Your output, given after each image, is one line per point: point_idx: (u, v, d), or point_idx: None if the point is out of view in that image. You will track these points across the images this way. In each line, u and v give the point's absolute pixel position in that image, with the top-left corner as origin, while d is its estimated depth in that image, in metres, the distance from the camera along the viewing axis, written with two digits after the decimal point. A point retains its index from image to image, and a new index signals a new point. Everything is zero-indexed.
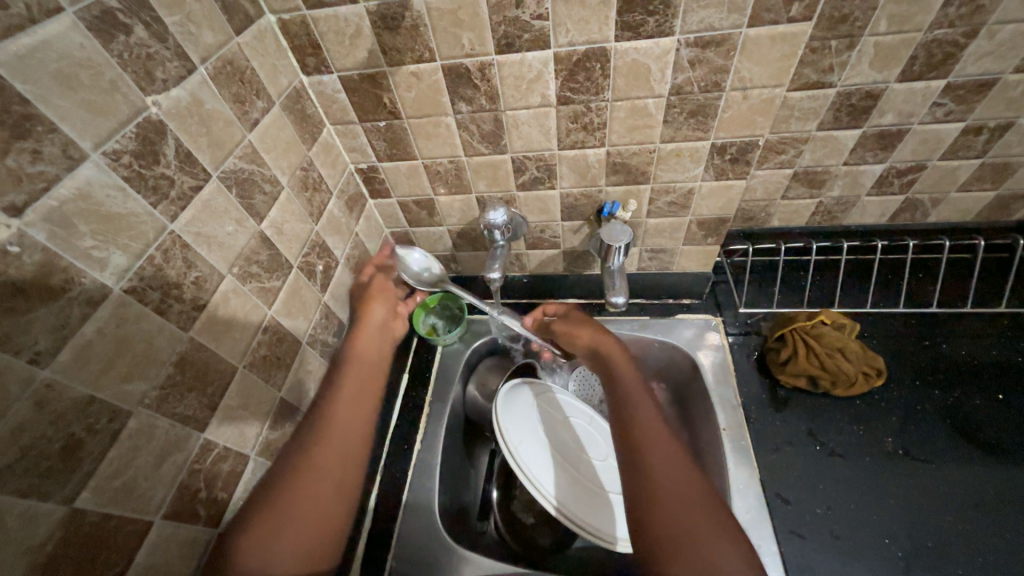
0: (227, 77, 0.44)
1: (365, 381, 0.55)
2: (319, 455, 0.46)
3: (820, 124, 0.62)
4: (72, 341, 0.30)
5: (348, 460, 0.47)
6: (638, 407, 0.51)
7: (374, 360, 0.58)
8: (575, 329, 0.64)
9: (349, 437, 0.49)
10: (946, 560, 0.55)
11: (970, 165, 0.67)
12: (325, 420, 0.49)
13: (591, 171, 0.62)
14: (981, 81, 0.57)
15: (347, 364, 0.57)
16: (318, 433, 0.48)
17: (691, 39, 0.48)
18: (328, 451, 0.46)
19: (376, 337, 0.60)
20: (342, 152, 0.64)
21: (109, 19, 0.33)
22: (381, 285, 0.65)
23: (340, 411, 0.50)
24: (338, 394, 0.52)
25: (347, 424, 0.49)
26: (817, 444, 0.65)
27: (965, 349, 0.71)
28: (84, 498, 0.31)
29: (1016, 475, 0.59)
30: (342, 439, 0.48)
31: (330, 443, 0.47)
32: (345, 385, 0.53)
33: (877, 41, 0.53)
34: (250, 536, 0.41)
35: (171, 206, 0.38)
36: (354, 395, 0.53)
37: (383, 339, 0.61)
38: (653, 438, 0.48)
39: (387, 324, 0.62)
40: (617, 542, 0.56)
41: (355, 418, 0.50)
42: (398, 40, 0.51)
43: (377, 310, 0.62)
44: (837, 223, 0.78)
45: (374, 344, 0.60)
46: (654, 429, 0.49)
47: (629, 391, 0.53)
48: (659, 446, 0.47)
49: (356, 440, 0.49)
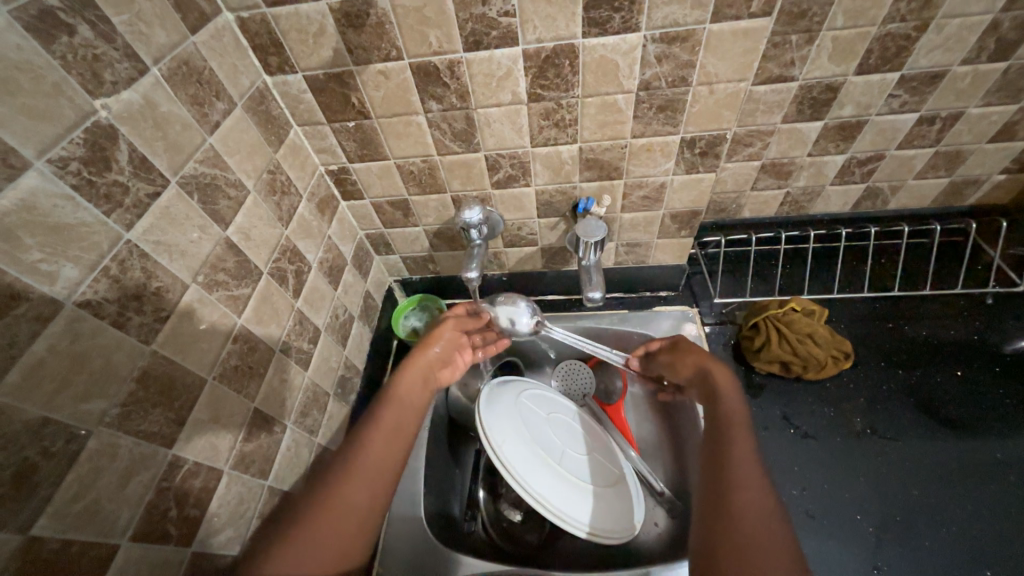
0: (183, 78, 0.42)
1: (401, 420, 0.54)
2: (350, 489, 0.45)
3: (784, 117, 0.64)
4: (22, 360, 0.29)
5: (378, 498, 0.46)
6: (735, 443, 0.47)
7: (413, 401, 0.57)
8: (683, 356, 0.62)
9: (379, 474, 0.47)
10: (912, 531, 0.58)
11: (925, 153, 0.70)
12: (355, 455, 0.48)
13: (565, 168, 0.63)
14: (932, 73, 0.59)
15: (386, 402, 0.56)
16: (345, 469, 0.46)
17: (658, 35, 0.48)
18: (357, 491, 0.45)
19: (421, 380, 0.61)
20: (312, 154, 0.62)
21: (48, 18, 0.31)
22: (450, 330, 0.68)
23: (373, 448, 0.49)
24: (372, 429, 0.52)
25: (380, 460, 0.49)
26: (791, 428, 0.67)
27: (926, 329, 0.74)
28: (41, 525, 0.29)
29: (974, 445, 0.63)
30: (370, 476, 0.47)
31: (355, 479, 0.46)
32: (380, 422, 0.53)
33: (834, 35, 0.55)
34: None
35: (126, 214, 0.36)
36: (387, 433, 0.52)
37: (423, 387, 0.60)
38: (742, 473, 0.44)
39: (435, 367, 0.63)
40: (606, 536, 0.56)
41: (388, 457, 0.49)
42: (363, 39, 0.50)
43: (431, 351, 0.64)
44: (803, 213, 0.80)
45: (414, 387, 0.59)
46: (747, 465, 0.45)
47: (731, 426, 0.49)
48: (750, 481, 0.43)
49: (387, 480, 0.48)
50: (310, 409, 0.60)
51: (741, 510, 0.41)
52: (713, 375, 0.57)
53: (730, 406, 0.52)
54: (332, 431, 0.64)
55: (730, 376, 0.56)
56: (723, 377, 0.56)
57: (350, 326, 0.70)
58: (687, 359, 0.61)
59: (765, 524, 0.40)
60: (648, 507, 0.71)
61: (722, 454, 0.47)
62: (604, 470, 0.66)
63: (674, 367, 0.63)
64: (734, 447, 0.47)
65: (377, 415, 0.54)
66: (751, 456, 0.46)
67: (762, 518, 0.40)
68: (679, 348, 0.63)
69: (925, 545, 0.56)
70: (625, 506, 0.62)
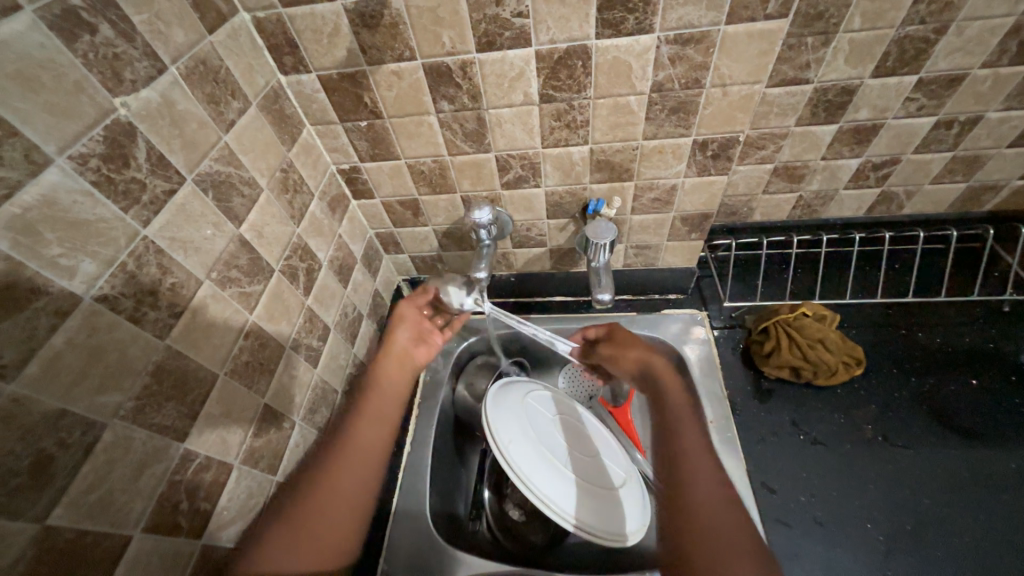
0: (200, 76, 0.42)
1: (386, 406, 0.60)
2: (338, 477, 0.52)
3: (798, 120, 0.63)
4: (40, 353, 0.29)
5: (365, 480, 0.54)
6: (687, 440, 0.53)
7: (396, 387, 0.62)
8: (625, 350, 0.65)
9: (366, 458, 0.55)
10: (923, 542, 0.57)
11: (943, 158, 0.69)
12: (343, 442, 0.55)
13: (575, 169, 0.62)
14: (951, 77, 0.58)
15: (370, 389, 0.61)
16: (337, 453, 0.53)
17: (671, 37, 0.48)
18: (348, 475, 0.52)
19: (399, 365, 0.64)
20: (324, 153, 0.63)
21: (71, 18, 0.32)
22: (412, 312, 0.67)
23: (358, 434, 0.56)
24: (357, 416, 0.58)
25: (364, 446, 0.55)
26: (800, 434, 0.67)
27: (940, 337, 0.73)
28: (57, 515, 0.30)
29: (989, 455, 0.62)
30: (358, 460, 0.54)
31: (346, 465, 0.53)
32: (366, 409, 0.59)
33: (851, 37, 0.54)
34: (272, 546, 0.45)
35: (143, 211, 0.37)
36: (373, 418, 0.58)
37: (403, 370, 0.64)
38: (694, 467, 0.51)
39: (409, 349, 0.65)
40: (615, 539, 0.56)
41: (373, 442, 0.56)
42: (376, 38, 0.50)
43: (400, 335, 0.65)
44: (816, 217, 0.79)
45: (394, 372, 0.63)
46: (695, 456, 0.52)
47: (678, 420, 0.56)
48: (705, 479, 0.49)
49: (371, 463, 0.55)
50: (319, 406, 0.60)
51: (699, 506, 0.47)
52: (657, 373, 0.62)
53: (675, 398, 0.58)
54: None
55: (671, 373, 0.61)
56: (665, 372, 0.61)
57: (359, 325, 0.71)
58: (629, 355, 0.65)
59: (720, 515, 0.47)
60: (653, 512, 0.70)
61: (673, 451, 0.53)
62: (608, 471, 0.65)
63: (617, 360, 0.65)
64: (686, 444, 0.53)
65: (362, 403, 0.59)
66: (699, 447, 0.53)
67: (716, 510, 0.47)
68: (620, 340, 0.66)
69: (937, 557, 0.55)
70: (629, 507, 0.62)
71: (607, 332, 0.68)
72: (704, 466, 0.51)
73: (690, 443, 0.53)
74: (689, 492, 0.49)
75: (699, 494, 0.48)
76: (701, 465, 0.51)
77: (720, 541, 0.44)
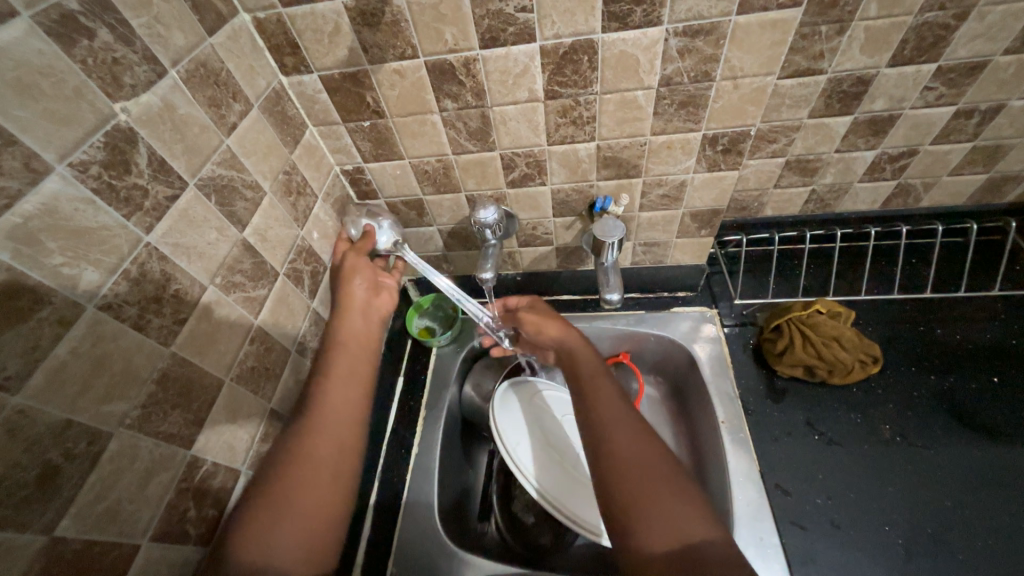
0: (201, 79, 0.42)
1: (351, 366, 0.52)
2: (311, 448, 0.44)
3: (812, 112, 0.61)
4: (45, 363, 0.29)
5: (346, 445, 0.46)
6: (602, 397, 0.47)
7: (359, 344, 0.54)
8: (542, 321, 0.59)
9: (342, 423, 0.47)
10: (945, 546, 0.55)
11: (961, 148, 0.66)
12: (315, 410, 0.47)
13: (582, 166, 0.61)
14: (972, 64, 0.56)
15: (330, 352, 0.53)
16: (311, 423, 0.46)
17: (680, 29, 0.47)
18: (325, 441, 0.45)
19: (362, 319, 0.56)
20: (327, 154, 0.62)
21: (69, 23, 0.31)
22: (355, 260, 0.60)
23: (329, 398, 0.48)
24: (324, 381, 0.50)
25: (336, 411, 0.47)
26: (815, 434, 0.65)
27: (960, 333, 0.71)
28: (64, 526, 0.30)
29: (1013, 455, 0.60)
30: (334, 425, 0.46)
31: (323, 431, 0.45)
32: (330, 370, 0.51)
33: (868, 25, 0.52)
34: (252, 533, 0.39)
35: (146, 217, 0.36)
36: (344, 379, 0.50)
37: (368, 323, 0.56)
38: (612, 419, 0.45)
39: (371, 300, 0.58)
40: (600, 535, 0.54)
41: (346, 403, 0.49)
42: (378, 37, 0.49)
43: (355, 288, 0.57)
44: (829, 211, 0.77)
45: (357, 327, 0.55)
46: (612, 409, 0.46)
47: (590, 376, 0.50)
48: (618, 428, 0.44)
49: (349, 424, 0.47)
50: None
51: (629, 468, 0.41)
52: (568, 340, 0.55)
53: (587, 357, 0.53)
54: None
55: (581, 337, 0.55)
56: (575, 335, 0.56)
57: None
58: (545, 325, 0.59)
59: (639, 464, 0.41)
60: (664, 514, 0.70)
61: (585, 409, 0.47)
62: None
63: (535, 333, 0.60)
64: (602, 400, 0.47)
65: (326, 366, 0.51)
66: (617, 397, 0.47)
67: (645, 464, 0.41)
68: (535, 313, 0.60)
69: (959, 561, 0.54)
70: None
71: (528, 303, 0.64)
72: (621, 415, 0.45)
73: (605, 399, 0.47)
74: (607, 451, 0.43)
75: (621, 453, 0.42)
76: (614, 415, 0.45)
77: (646, 487, 0.39)
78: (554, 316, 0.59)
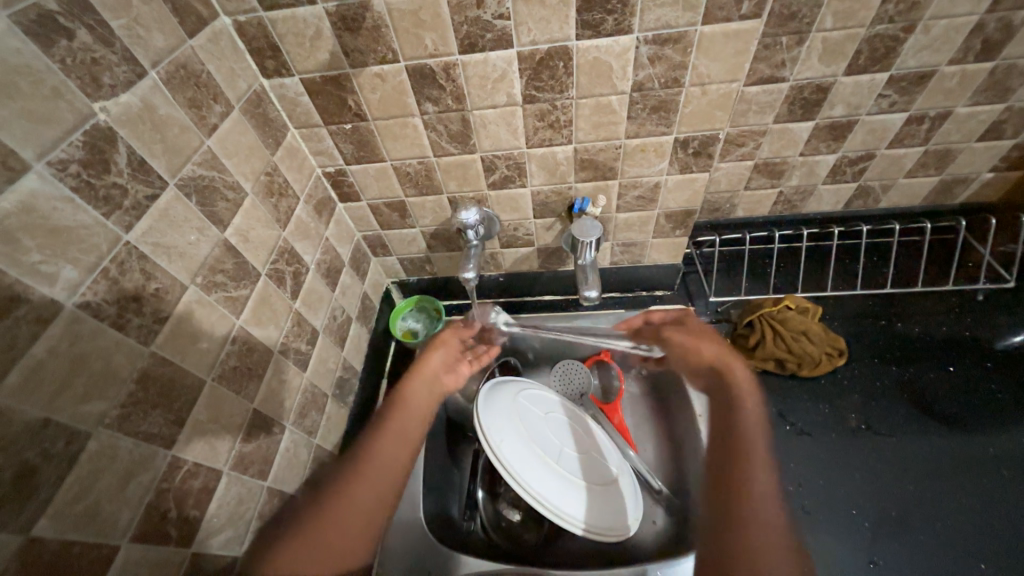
0: (181, 81, 0.42)
1: (409, 423, 0.60)
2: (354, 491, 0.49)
3: (776, 117, 0.64)
4: (22, 361, 0.29)
5: (379, 499, 0.51)
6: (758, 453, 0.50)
7: (421, 409, 0.62)
8: (699, 342, 0.63)
9: (383, 475, 0.53)
10: (908, 526, 0.58)
11: (915, 152, 0.71)
12: (362, 457, 0.53)
13: (560, 169, 0.63)
14: (921, 73, 0.60)
15: (393, 409, 0.61)
16: (357, 466, 0.52)
17: (650, 37, 0.49)
18: (363, 487, 0.50)
19: (427, 388, 0.65)
20: (309, 156, 0.63)
21: (48, 23, 0.31)
22: (446, 338, 0.71)
23: (380, 451, 0.55)
24: (380, 434, 0.57)
25: (384, 464, 0.53)
26: (787, 425, 0.68)
27: (919, 326, 0.75)
28: (42, 525, 0.29)
29: (966, 439, 0.64)
30: (377, 476, 0.52)
31: (368, 477, 0.51)
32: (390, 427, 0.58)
33: (824, 36, 0.55)
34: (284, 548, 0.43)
35: (125, 216, 0.36)
36: (396, 437, 0.57)
37: (431, 393, 0.65)
38: (761, 493, 0.46)
39: (440, 374, 0.67)
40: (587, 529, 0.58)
41: (392, 460, 0.55)
42: (359, 42, 0.50)
43: (435, 359, 0.68)
44: (797, 212, 0.81)
45: (422, 395, 0.64)
46: (761, 481, 0.47)
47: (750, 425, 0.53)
48: (765, 503, 0.45)
49: (388, 481, 0.53)
50: (309, 410, 0.60)
51: (763, 544, 0.42)
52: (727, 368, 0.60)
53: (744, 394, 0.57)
54: (330, 431, 0.64)
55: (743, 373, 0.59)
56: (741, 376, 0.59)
57: (349, 328, 0.71)
58: (703, 348, 0.63)
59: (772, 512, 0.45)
60: (647, 505, 0.72)
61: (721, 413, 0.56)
62: (601, 468, 0.67)
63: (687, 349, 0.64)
64: (758, 460, 0.49)
65: (385, 423, 0.59)
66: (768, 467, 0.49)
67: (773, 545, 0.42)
68: (694, 332, 0.65)
69: (921, 540, 0.57)
70: (604, 505, 0.62)
71: (678, 319, 0.69)
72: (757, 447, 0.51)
73: (756, 462, 0.49)
74: (742, 484, 0.47)
75: (753, 518, 0.44)
76: (762, 468, 0.48)
77: None
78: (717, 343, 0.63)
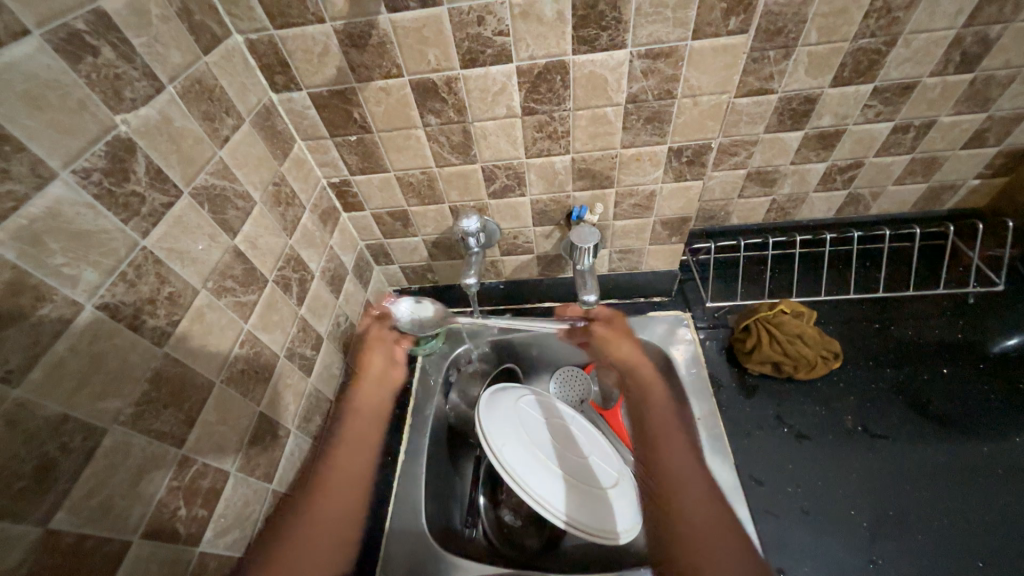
0: (196, 95, 0.44)
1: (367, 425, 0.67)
2: (332, 493, 0.57)
3: (767, 127, 0.67)
4: (44, 358, 0.30)
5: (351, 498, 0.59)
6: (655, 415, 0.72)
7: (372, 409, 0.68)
8: (620, 344, 0.79)
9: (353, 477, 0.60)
10: (906, 526, 0.59)
11: (902, 160, 0.73)
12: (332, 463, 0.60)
13: (558, 177, 0.65)
14: (904, 85, 0.63)
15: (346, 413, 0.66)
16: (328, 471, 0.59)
17: (643, 51, 0.51)
18: (341, 489, 0.58)
19: (374, 389, 0.71)
20: (315, 167, 0.65)
21: (76, 41, 0.33)
22: (378, 334, 0.75)
23: (346, 456, 0.62)
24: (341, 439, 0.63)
25: (354, 465, 0.61)
26: (784, 427, 0.69)
27: (912, 329, 0.76)
28: (60, 518, 0.30)
29: (962, 440, 0.65)
30: (347, 479, 0.59)
31: (339, 479, 0.59)
32: (346, 433, 0.64)
33: (809, 50, 0.58)
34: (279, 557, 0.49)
35: (142, 222, 0.38)
36: (357, 438, 0.64)
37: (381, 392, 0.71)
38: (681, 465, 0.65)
39: (386, 371, 0.73)
40: (589, 532, 0.57)
41: (358, 461, 0.62)
42: (365, 57, 0.53)
43: (376, 360, 0.73)
44: (790, 219, 0.83)
45: (372, 395, 0.70)
46: (679, 457, 0.66)
47: (649, 392, 0.75)
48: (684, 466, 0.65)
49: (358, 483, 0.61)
50: (313, 415, 0.61)
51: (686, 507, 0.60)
52: (636, 368, 0.78)
53: (645, 374, 0.77)
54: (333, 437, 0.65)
55: (652, 373, 0.77)
56: (645, 371, 0.78)
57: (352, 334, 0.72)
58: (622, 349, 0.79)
59: (697, 492, 0.62)
60: None
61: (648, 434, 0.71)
62: (606, 472, 0.66)
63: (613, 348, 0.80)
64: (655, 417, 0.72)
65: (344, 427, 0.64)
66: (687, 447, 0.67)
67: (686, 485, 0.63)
68: (619, 333, 0.80)
69: (918, 539, 0.58)
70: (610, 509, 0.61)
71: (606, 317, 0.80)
72: (685, 470, 0.64)
73: (670, 440, 0.68)
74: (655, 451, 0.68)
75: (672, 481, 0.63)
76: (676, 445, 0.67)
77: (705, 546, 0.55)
78: (630, 343, 0.80)
